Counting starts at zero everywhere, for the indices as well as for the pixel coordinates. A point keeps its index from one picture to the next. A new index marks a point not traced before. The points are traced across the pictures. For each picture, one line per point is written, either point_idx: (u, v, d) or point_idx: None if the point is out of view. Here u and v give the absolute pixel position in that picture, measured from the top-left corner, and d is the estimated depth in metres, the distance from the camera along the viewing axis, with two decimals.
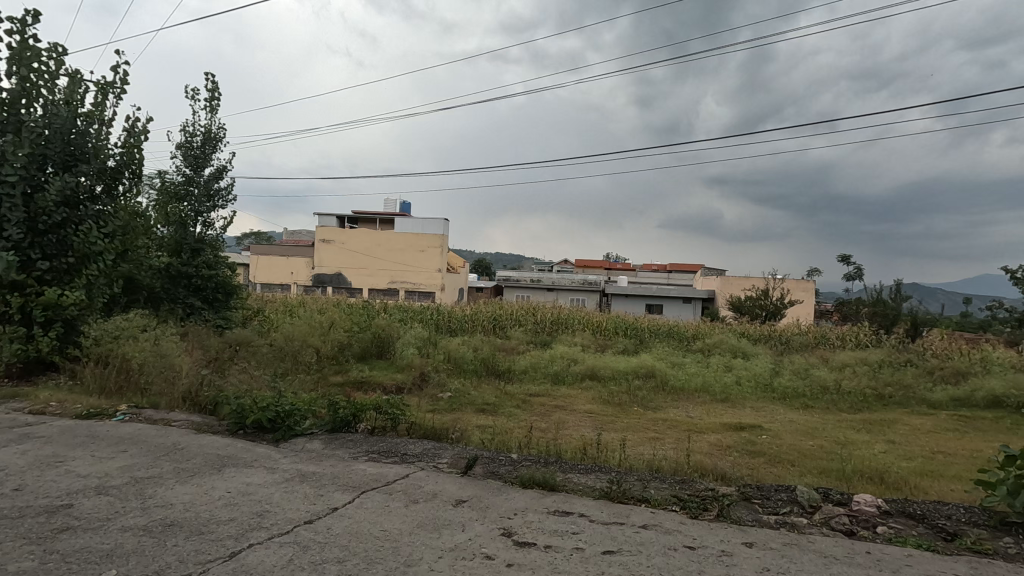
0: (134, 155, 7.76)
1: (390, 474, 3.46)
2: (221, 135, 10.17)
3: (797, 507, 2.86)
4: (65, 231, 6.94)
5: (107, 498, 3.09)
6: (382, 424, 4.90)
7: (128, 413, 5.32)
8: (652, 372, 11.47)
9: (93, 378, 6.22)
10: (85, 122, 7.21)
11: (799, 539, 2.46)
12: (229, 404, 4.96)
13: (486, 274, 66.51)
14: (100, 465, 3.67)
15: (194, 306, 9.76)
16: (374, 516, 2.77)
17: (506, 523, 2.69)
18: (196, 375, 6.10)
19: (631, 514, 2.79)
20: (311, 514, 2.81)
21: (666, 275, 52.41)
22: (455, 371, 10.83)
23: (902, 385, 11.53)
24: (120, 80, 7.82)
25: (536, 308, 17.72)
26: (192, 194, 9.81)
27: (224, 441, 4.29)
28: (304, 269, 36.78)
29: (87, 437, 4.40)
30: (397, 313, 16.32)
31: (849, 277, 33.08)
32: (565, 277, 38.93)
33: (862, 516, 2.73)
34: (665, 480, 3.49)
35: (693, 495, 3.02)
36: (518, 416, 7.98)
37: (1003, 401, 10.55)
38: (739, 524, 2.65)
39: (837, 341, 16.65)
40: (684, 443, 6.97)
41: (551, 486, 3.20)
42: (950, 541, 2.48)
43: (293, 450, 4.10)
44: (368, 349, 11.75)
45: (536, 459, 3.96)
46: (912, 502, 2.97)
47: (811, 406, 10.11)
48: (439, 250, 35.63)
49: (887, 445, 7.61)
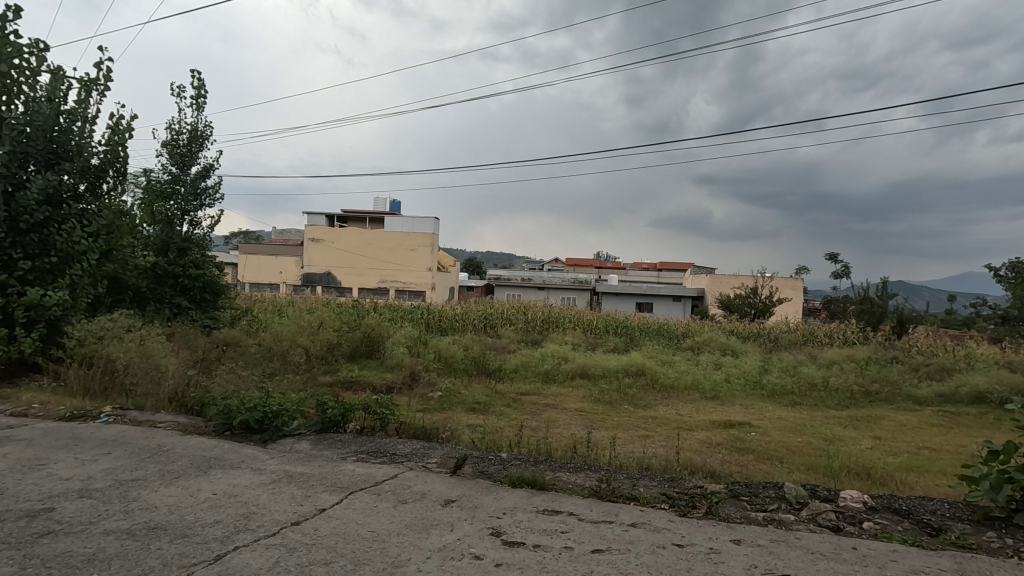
0: (118, 153, 7.65)
1: (379, 474, 3.44)
2: (207, 133, 10.05)
3: (785, 504, 2.87)
4: (47, 231, 6.81)
5: (90, 501, 3.05)
6: (371, 423, 4.87)
7: (112, 415, 5.24)
8: (642, 370, 11.51)
9: (77, 379, 6.13)
10: (68, 119, 7.10)
11: (786, 536, 2.48)
12: (216, 405, 4.90)
13: (477, 273, 66.39)
14: (84, 467, 3.62)
15: (181, 306, 9.63)
16: (362, 517, 2.75)
17: (495, 522, 2.68)
18: (183, 376, 6.03)
19: (620, 512, 2.78)
20: (299, 515, 2.78)
21: (656, 274, 52.66)
22: (446, 370, 10.80)
23: (889, 382, 11.66)
24: (104, 77, 7.71)
25: (527, 306, 17.70)
26: (179, 193, 9.69)
27: (211, 442, 4.24)
28: (293, 269, 36.55)
29: (71, 439, 4.34)
30: (387, 312, 16.25)
31: (836, 275, 33.39)
32: (556, 276, 38.97)
33: (848, 512, 2.74)
34: (654, 478, 3.49)
35: (682, 493, 3.03)
36: (508, 415, 7.98)
37: (987, 397, 10.70)
38: (727, 522, 2.66)
39: (825, 339, 16.79)
40: (674, 440, 7.00)
41: (540, 485, 3.19)
42: (935, 536, 2.50)
43: (281, 451, 4.06)
44: (358, 348, 11.69)
45: (525, 458, 3.94)
46: (898, 498, 2.99)
47: (799, 403, 10.20)
48: (429, 249, 35.50)
49: (873, 441, 7.69)
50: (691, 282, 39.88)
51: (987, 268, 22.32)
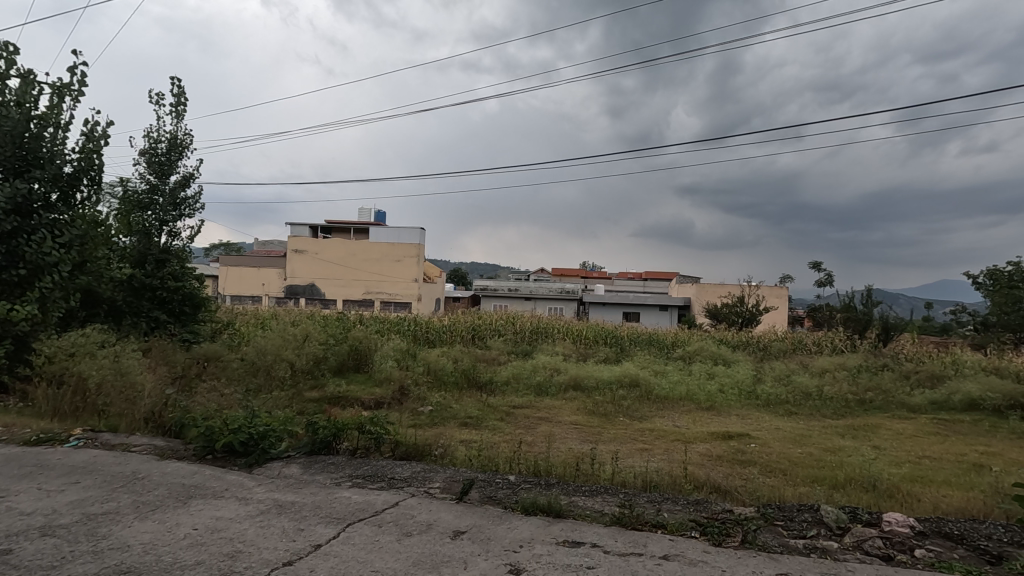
0: (93, 161, 7.26)
1: (378, 502, 3.15)
2: (187, 142, 9.70)
3: (824, 530, 2.67)
4: (15, 241, 6.33)
5: (53, 540, 2.71)
6: (364, 444, 4.55)
7: (83, 439, 4.86)
8: (636, 381, 11.32)
9: (45, 399, 5.71)
10: (39, 125, 6.69)
11: (837, 568, 2.26)
12: (196, 427, 4.56)
13: (462, 284, 66.29)
14: (48, 500, 3.27)
15: (159, 320, 9.18)
16: (363, 554, 2.47)
17: (512, 557, 2.42)
18: (161, 396, 5.68)
19: (648, 542, 2.54)
20: (291, 554, 2.49)
21: (642, 283, 52.95)
22: (436, 383, 10.51)
23: (882, 390, 11.57)
24: (80, 82, 7.39)
25: (516, 317, 17.41)
26: (157, 203, 9.28)
27: (191, 468, 3.91)
28: (276, 281, 36.00)
29: (35, 466, 3.96)
30: (374, 324, 15.93)
31: (819, 283, 33.79)
32: (544, 286, 38.71)
33: (896, 538, 2.57)
34: (678, 501, 3.27)
35: (712, 519, 2.80)
36: (503, 430, 7.71)
37: (980, 404, 10.63)
38: (768, 552, 2.43)
39: (814, 347, 16.81)
40: (675, 454, 6.79)
41: (556, 512, 2.94)
42: (997, 565, 2.34)
43: (268, 477, 3.74)
44: (344, 362, 11.34)
45: (535, 481, 3.68)
46: (944, 520, 2.87)
47: (795, 412, 10.06)
48: (416, 261, 35.07)
49: (873, 450, 7.56)
50: (677, 292, 40.14)
51: (965, 276, 22.56)
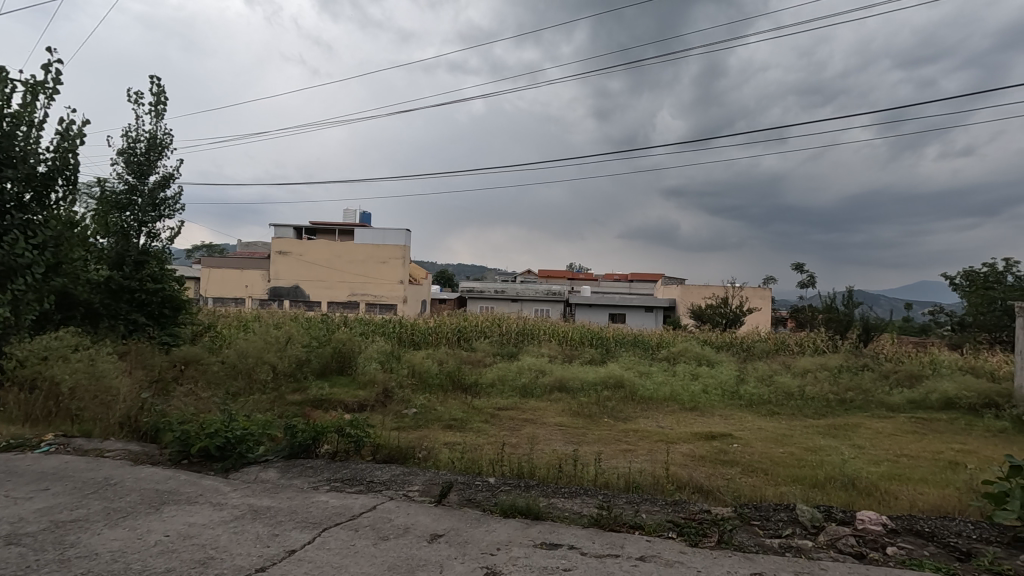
0: (68, 160, 7.11)
1: (356, 505, 3.11)
2: (167, 142, 9.55)
3: (800, 529, 2.69)
4: None
5: (18, 549, 2.64)
6: (343, 447, 4.49)
7: (54, 444, 4.75)
8: (621, 381, 11.36)
9: (16, 404, 5.58)
10: (11, 124, 6.52)
11: (811, 567, 2.28)
12: (172, 431, 4.48)
13: (449, 285, 66.07)
14: (16, 507, 3.19)
15: (137, 322, 8.99)
16: (338, 559, 2.43)
17: (488, 560, 2.41)
18: (137, 401, 5.56)
19: (625, 543, 2.54)
20: (265, 560, 2.45)
21: (627, 284, 53.29)
22: (420, 385, 10.45)
23: (862, 390, 11.73)
24: (54, 79, 7.24)
25: (501, 318, 17.36)
26: (135, 204, 9.12)
27: (166, 474, 3.84)
28: (259, 282, 35.55)
29: (4, 473, 3.87)
30: (359, 326, 15.79)
31: (801, 284, 34.22)
32: (530, 288, 38.73)
33: (869, 536, 2.60)
34: (657, 501, 3.28)
35: (690, 519, 2.81)
36: (487, 432, 7.67)
37: (957, 403, 10.83)
38: (744, 552, 2.44)
39: (796, 348, 17.01)
40: (658, 455, 6.82)
41: (535, 515, 2.92)
42: (966, 562, 2.37)
43: (244, 482, 3.68)
44: (328, 364, 11.23)
45: (515, 483, 3.66)
46: (916, 517, 2.90)
47: (777, 412, 10.16)
48: (401, 262, 34.86)
49: (853, 449, 7.65)
50: (662, 293, 40.42)
51: (943, 277, 23.01)
